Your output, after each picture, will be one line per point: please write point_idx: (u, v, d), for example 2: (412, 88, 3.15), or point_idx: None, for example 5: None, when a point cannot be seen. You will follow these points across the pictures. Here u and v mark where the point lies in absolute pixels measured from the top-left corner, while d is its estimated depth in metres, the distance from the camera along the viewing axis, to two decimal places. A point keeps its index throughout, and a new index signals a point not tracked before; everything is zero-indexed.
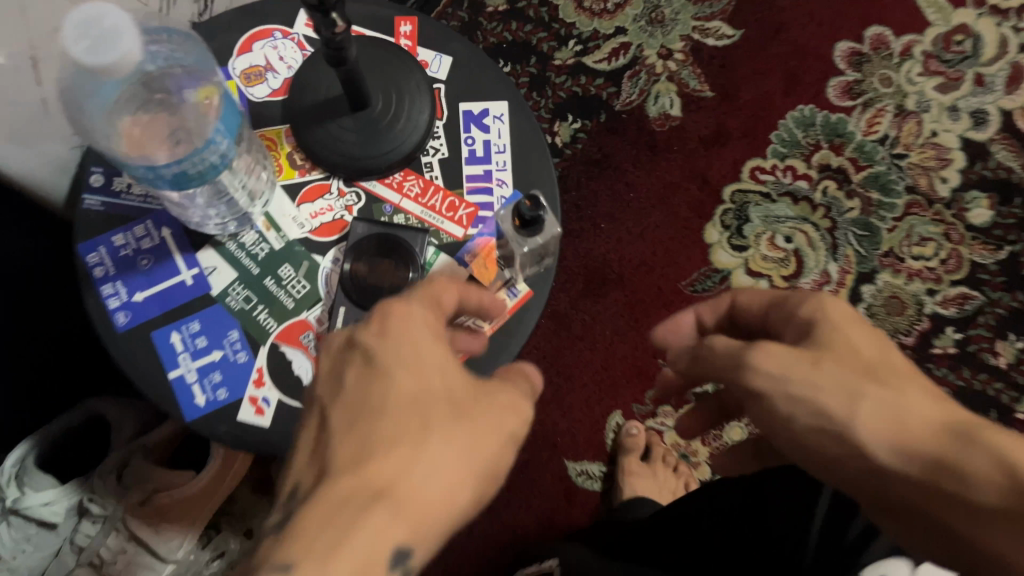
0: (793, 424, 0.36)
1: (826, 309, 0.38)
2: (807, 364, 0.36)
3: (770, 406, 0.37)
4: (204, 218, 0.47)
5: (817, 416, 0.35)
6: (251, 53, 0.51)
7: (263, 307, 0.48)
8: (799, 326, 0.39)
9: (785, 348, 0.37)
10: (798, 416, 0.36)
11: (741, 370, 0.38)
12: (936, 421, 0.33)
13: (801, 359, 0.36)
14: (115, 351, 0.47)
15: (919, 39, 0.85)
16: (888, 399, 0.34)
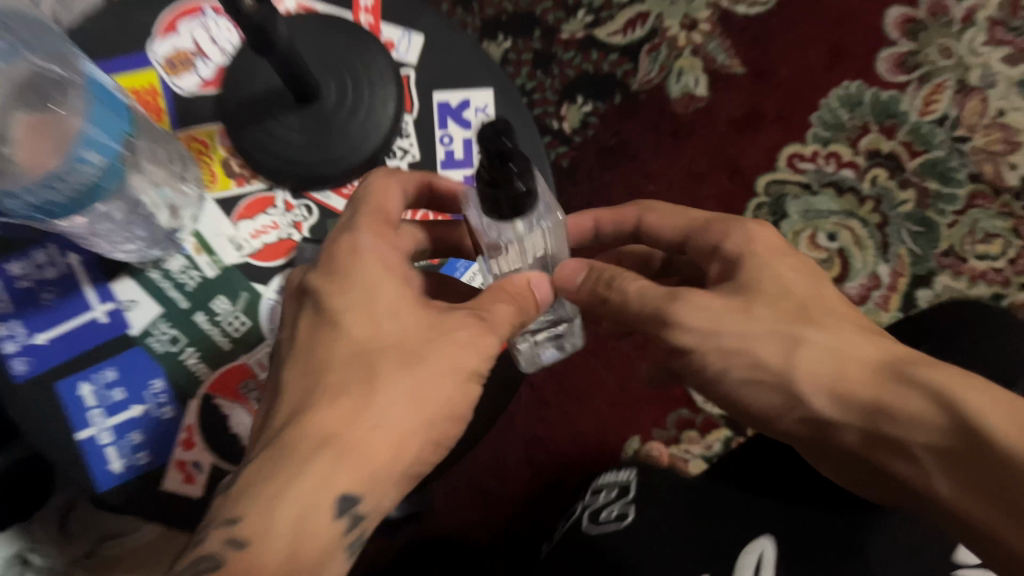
0: (729, 379, 0.33)
1: (727, 242, 0.36)
2: (739, 314, 0.33)
3: (694, 364, 0.34)
4: (116, 240, 0.37)
5: (753, 370, 0.33)
6: (177, 35, 0.41)
7: (194, 351, 0.40)
8: (724, 264, 0.36)
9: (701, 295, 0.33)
10: (732, 369, 0.33)
11: (663, 328, 0.34)
12: (874, 360, 0.31)
13: (724, 309, 0.33)
14: (12, 408, 0.38)
15: (984, 2, 0.73)
16: (826, 347, 0.31)
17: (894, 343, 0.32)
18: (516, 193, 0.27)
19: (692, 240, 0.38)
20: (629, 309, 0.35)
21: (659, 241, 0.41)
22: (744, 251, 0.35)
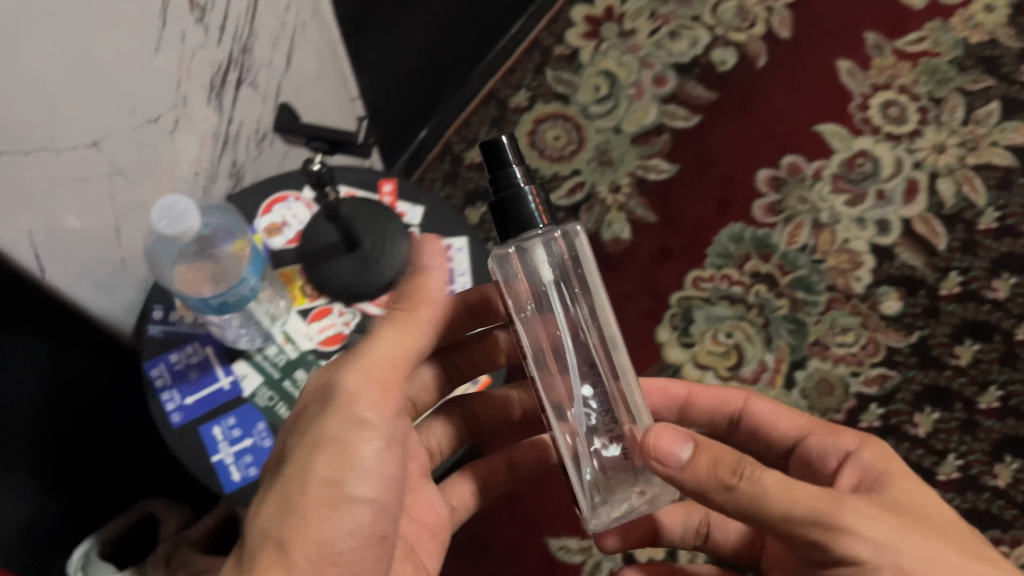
0: None
1: (863, 456, 0.49)
2: (897, 524, 0.42)
3: None
4: (237, 334, 0.62)
5: None
6: (272, 213, 0.67)
7: (283, 403, 0.63)
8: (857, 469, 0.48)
9: (867, 512, 0.41)
10: None
11: (842, 539, 0.40)
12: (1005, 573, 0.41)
13: (895, 526, 0.41)
14: (171, 442, 0.61)
15: (826, 164, 1.02)
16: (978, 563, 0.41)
17: (1000, 556, 0.43)
18: (514, 189, 0.45)
19: (811, 437, 0.53)
20: (778, 509, 0.41)
21: (772, 429, 0.57)
22: (871, 463, 0.48)
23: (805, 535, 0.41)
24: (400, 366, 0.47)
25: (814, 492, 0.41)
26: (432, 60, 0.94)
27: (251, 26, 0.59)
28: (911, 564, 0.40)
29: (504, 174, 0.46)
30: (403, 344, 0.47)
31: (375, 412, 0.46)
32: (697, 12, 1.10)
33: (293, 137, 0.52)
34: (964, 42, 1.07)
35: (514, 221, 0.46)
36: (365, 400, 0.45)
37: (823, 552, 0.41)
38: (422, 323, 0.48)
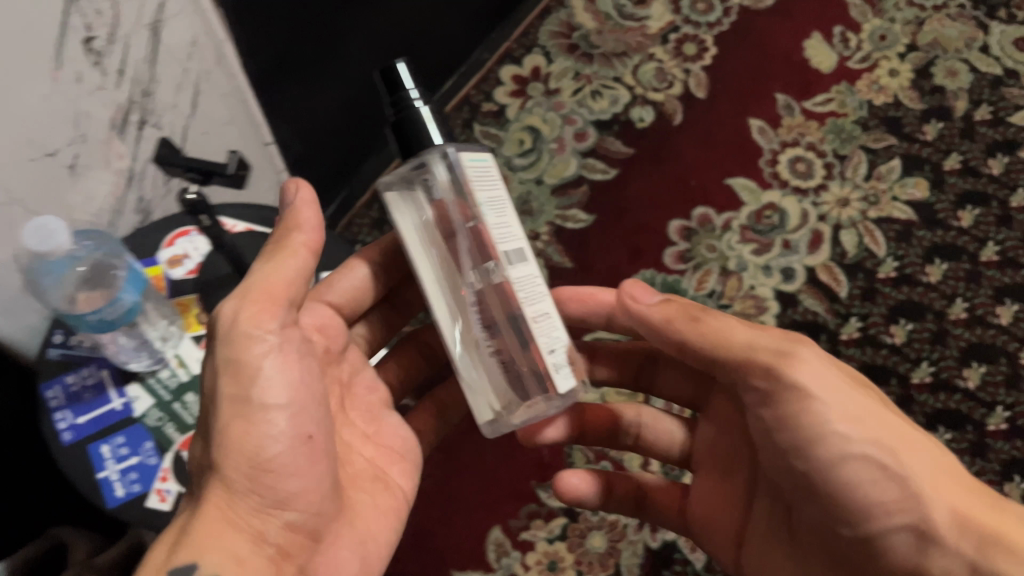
0: (847, 438, 0.48)
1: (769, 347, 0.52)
2: (839, 377, 0.50)
3: (799, 411, 0.50)
4: (128, 356, 0.66)
5: (864, 434, 0.48)
6: (174, 246, 0.72)
7: (171, 424, 0.66)
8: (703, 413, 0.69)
9: (822, 352, 0.52)
10: (856, 433, 0.48)
11: (790, 366, 0.50)
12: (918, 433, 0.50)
13: (845, 380, 0.50)
14: (60, 459, 0.64)
15: (735, 215, 1.07)
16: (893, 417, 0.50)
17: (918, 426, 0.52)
18: (410, 111, 0.50)
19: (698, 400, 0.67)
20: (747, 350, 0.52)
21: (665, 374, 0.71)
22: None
23: (762, 361, 0.51)
24: (286, 288, 0.52)
25: (776, 334, 0.52)
26: (360, 113, 1.00)
27: (151, 71, 0.65)
28: (852, 396, 0.49)
29: (400, 100, 0.50)
30: (279, 270, 0.52)
31: (264, 330, 0.50)
32: (618, 73, 1.17)
33: (170, 168, 0.56)
34: (869, 103, 1.14)
35: (415, 143, 0.50)
36: (248, 315, 0.50)
37: (771, 377, 0.51)
38: (295, 246, 0.54)
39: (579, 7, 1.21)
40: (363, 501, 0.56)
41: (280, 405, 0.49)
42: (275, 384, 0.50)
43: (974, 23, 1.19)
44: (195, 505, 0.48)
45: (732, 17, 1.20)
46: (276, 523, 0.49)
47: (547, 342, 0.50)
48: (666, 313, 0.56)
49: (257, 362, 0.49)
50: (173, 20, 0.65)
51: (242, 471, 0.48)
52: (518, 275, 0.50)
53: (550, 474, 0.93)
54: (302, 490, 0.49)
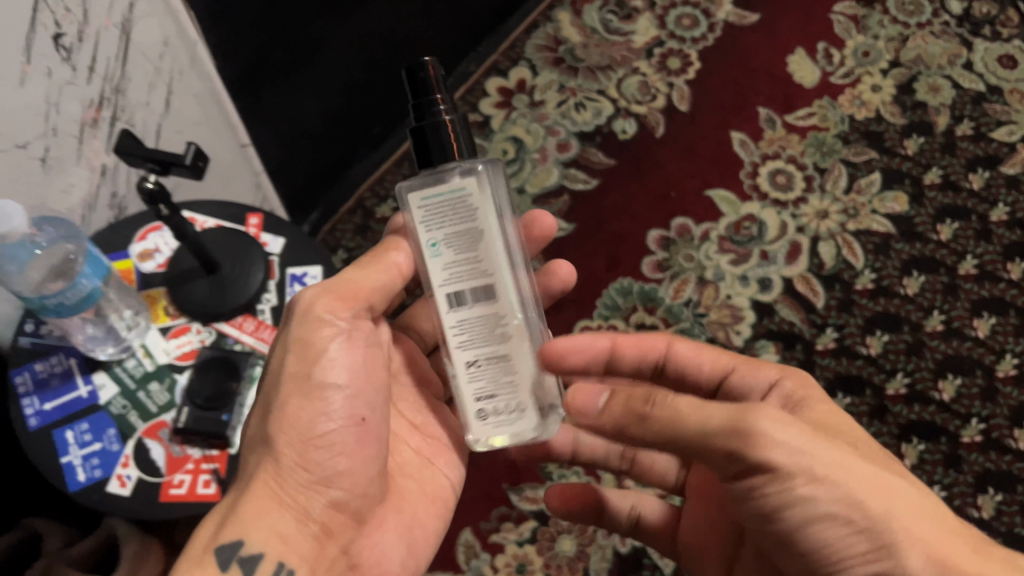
0: (817, 506, 0.47)
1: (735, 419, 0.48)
2: (811, 446, 0.48)
3: (775, 489, 0.48)
4: (95, 343, 0.68)
5: (841, 499, 0.47)
6: (145, 240, 0.73)
7: (135, 411, 0.67)
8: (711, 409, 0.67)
9: (780, 412, 0.49)
10: (826, 501, 0.47)
11: (753, 446, 0.47)
12: (889, 486, 0.48)
13: (807, 445, 0.47)
14: (24, 444, 0.65)
15: (714, 226, 1.08)
16: (865, 473, 0.48)
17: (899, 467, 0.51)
18: (436, 118, 0.53)
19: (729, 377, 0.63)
20: (711, 432, 0.48)
21: None
22: (793, 389, 0.58)
23: (721, 441, 0.48)
24: (366, 290, 0.56)
25: (726, 406, 0.48)
26: (342, 121, 1.02)
27: (122, 69, 0.67)
28: (823, 459, 0.47)
29: (426, 105, 0.54)
30: (367, 277, 0.57)
31: (338, 316, 0.54)
32: (602, 86, 1.19)
33: (130, 159, 0.58)
34: (850, 117, 1.15)
35: (437, 153, 0.54)
36: (322, 305, 0.54)
37: (741, 461, 0.47)
38: (387, 264, 0.58)
39: (566, 22, 1.23)
40: (406, 489, 0.60)
41: (338, 387, 0.53)
42: (335, 367, 0.54)
43: (958, 41, 1.20)
44: (241, 486, 0.53)
45: (717, 32, 1.22)
46: (321, 500, 0.53)
47: (478, 389, 0.52)
48: (617, 418, 0.51)
49: (325, 345, 0.54)
50: (145, 20, 0.67)
51: (293, 454, 0.52)
52: (455, 321, 0.52)
53: (522, 477, 0.94)
54: (347, 470, 0.54)
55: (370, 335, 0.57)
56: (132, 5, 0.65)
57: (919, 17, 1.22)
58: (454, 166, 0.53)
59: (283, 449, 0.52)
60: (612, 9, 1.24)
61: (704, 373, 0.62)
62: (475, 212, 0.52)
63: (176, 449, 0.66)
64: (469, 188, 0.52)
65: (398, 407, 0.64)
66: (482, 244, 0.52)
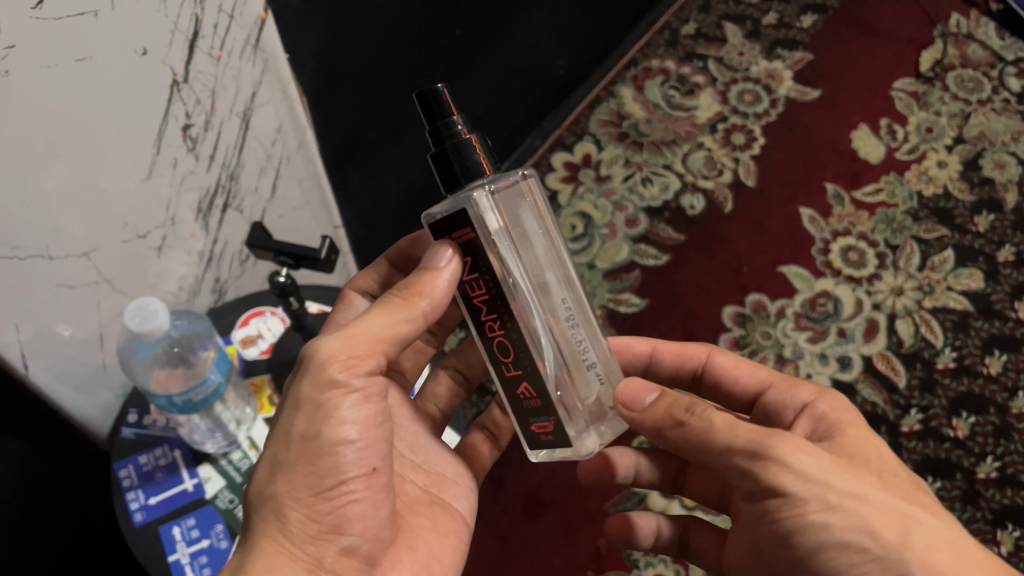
0: (830, 534, 0.44)
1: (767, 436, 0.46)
2: (846, 475, 0.45)
3: (790, 513, 0.45)
4: (204, 436, 0.67)
5: (861, 533, 0.44)
6: (248, 326, 0.75)
7: (242, 506, 0.65)
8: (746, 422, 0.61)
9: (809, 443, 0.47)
10: (839, 531, 0.44)
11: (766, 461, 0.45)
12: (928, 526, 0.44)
13: (831, 466, 0.45)
14: (131, 540, 0.63)
15: (789, 302, 1.07)
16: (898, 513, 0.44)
17: (937, 506, 0.47)
18: (458, 140, 0.48)
19: (770, 390, 0.56)
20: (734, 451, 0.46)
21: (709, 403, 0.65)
22: (826, 410, 0.52)
23: (739, 446, 0.46)
24: (387, 344, 0.50)
25: (757, 429, 0.46)
26: (417, 199, 1.02)
27: (238, 156, 0.66)
28: (839, 488, 0.45)
29: (445, 127, 0.49)
30: (390, 327, 0.50)
31: (351, 374, 0.47)
32: (668, 160, 1.19)
33: (260, 252, 0.58)
34: (919, 194, 1.15)
35: (461, 173, 0.48)
36: (337, 363, 0.47)
37: (754, 481, 0.46)
38: (417, 312, 0.50)
39: (628, 97, 1.25)
40: (421, 526, 0.55)
41: (351, 442, 0.47)
42: (351, 423, 0.47)
43: (1020, 117, 1.21)
44: (249, 545, 0.47)
45: (779, 107, 1.23)
46: (333, 549, 0.47)
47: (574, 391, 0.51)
48: (659, 425, 0.50)
49: (335, 403, 0.47)
50: (263, 108, 0.66)
51: (298, 509, 0.46)
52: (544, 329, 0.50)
53: (607, 564, 0.92)
54: (365, 518, 0.48)
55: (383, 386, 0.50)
56: (253, 94, 0.64)
57: (980, 94, 1.23)
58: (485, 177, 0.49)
59: (291, 506, 0.46)
60: (674, 85, 1.26)
61: (740, 383, 0.60)
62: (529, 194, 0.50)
63: None
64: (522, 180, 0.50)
65: (427, 462, 0.60)
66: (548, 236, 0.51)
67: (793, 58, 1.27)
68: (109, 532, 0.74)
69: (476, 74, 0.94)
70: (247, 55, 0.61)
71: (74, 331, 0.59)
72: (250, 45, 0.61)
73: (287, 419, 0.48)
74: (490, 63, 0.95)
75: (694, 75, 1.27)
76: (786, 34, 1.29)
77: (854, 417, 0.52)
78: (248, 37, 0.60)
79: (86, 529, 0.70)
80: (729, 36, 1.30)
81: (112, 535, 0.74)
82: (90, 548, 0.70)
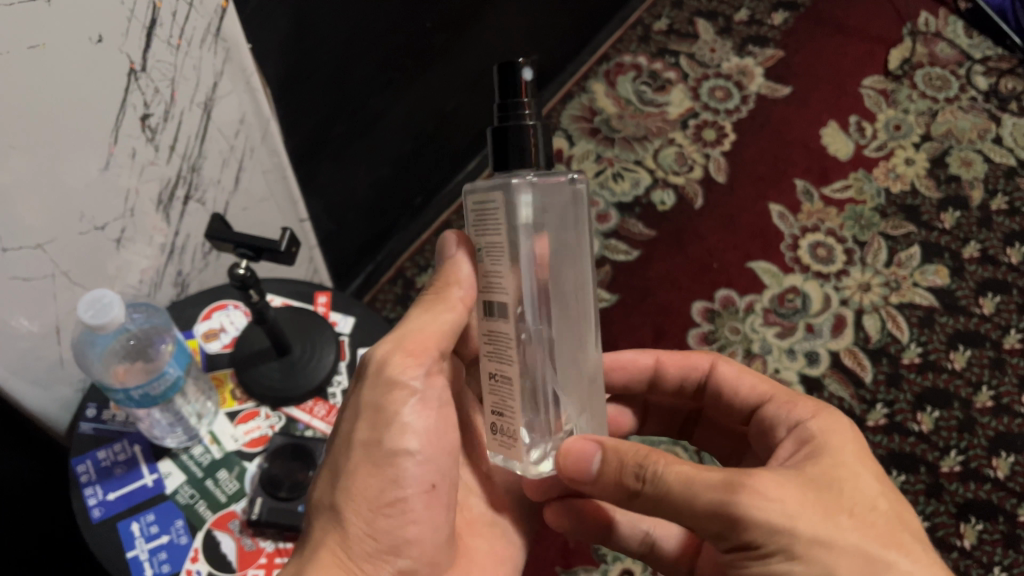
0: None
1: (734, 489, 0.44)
2: (816, 520, 0.43)
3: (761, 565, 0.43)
4: (164, 431, 0.66)
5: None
6: (211, 319, 0.74)
7: (203, 501, 0.65)
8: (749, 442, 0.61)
9: (775, 483, 0.44)
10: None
11: (734, 516, 0.43)
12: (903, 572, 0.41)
13: (800, 512, 0.43)
14: (89, 537, 0.62)
15: (758, 298, 1.08)
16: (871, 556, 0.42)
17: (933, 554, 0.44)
18: (520, 123, 0.46)
19: (770, 407, 0.56)
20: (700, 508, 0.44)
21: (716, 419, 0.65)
22: (814, 434, 0.50)
23: (707, 502, 0.44)
24: (441, 339, 0.52)
25: (716, 482, 0.44)
26: (386, 193, 1.01)
27: (200, 147, 0.65)
28: (804, 534, 0.42)
29: (513, 107, 0.46)
30: (435, 324, 0.52)
31: (412, 376, 0.51)
32: (639, 156, 1.20)
33: (220, 244, 0.57)
34: (886, 190, 1.15)
35: (515, 157, 0.47)
36: (395, 364, 0.51)
37: (725, 540, 0.44)
38: (452, 301, 0.52)
39: (600, 92, 1.25)
40: (476, 549, 0.57)
41: (413, 454, 0.50)
42: (414, 434, 0.50)
43: (986, 116, 1.22)
44: (307, 554, 0.49)
45: (750, 104, 1.24)
46: (390, 570, 0.49)
47: (493, 405, 0.49)
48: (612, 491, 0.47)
49: (398, 407, 0.50)
50: (225, 99, 0.65)
51: (360, 524, 0.48)
52: (483, 330, 0.49)
53: (574, 559, 0.92)
54: (421, 540, 0.50)
55: (443, 394, 0.53)
56: (215, 85, 0.63)
57: (947, 92, 1.24)
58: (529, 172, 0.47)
59: (352, 517, 0.48)
60: (646, 80, 1.26)
61: (740, 395, 0.60)
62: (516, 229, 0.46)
63: (248, 542, 0.63)
64: (518, 199, 0.46)
65: None
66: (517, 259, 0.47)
67: (764, 54, 1.28)
68: (66, 529, 0.73)
69: (447, 70, 0.93)
70: (207, 44, 0.60)
71: (31, 323, 0.58)
72: (211, 34, 0.60)
73: (351, 425, 0.51)
74: (462, 59, 0.95)
75: (666, 71, 1.27)
76: (757, 31, 1.30)
77: (845, 436, 0.51)
78: (208, 26, 0.60)
79: (44, 526, 0.69)
80: (701, 32, 1.31)
81: (70, 532, 0.73)
82: (47, 546, 0.69)
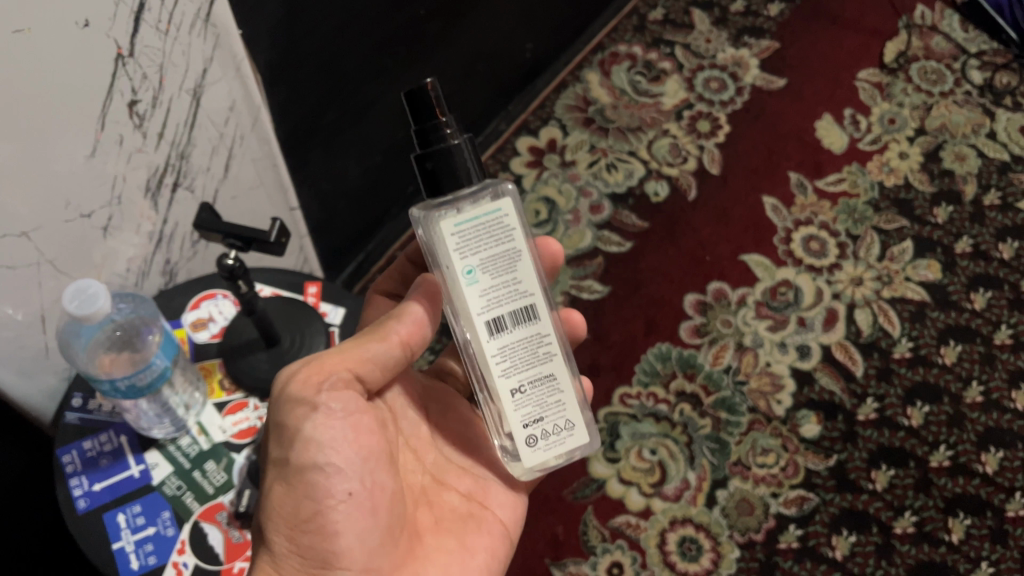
0: None
1: None
2: None
3: None
4: (151, 422, 0.65)
5: None
6: (199, 309, 0.73)
7: (190, 493, 0.64)
8: None
9: None
10: None
11: None
12: None
13: None
14: (74, 528, 0.61)
15: (750, 291, 1.07)
16: None
17: None
18: (447, 143, 0.47)
19: None
20: None
21: None
22: None
23: None
24: (360, 363, 0.51)
25: None
26: (377, 181, 1.00)
27: (189, 134, 0.64)
28: None
29: (433, 129, 0.47)
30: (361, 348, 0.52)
31: (316, 393, 0.49)
32: (633, 147, 1.19)
33: (209, 234, 0.56)
34: (880, 184, 1.15)
35: (447, 178, 0.47)
36: (299, 383, 0.49)
37: None
38: (388, 333, 0.52)
39: (594, 82, 1.24)
40: (440, 547, 0.54)
41: (322, 468, 0.48)
42: (321, 445, 0.48)
43: (980, 110, 1.22)
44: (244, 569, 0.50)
45: (745, 95, 1.23)
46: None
47: (525, 416, 0.48)
48: None
49: (299, 423, 0.48)
50: (215, 86, 0.64)
51: (281, 539, 0.49)
52: (496, 350, 0.47)
53: (564, 552, 0.92)
54: (358, 547, 0.48)
55: (355, 403, 0.50)
56: (204, 72, 0.62)
57: (942, 86, 1.24)
58: (468, 192, 0.48)
59: (281, 540, 0.49)
60: (640, 70, 1.25)
61: None
62: (509, 233, 0.48)
63: (235, 533, 0.62)
64: (506, 208, 0.47)
65: None
66: (525, 264, 0.48)
67: (759, 46, 1.27)
68: (52, 517, 0.72)
69: (441, 57, 0.92)
70: (197, 30, 0.59)
71: (17, 310, 0.57)
72: (200, 19, 0.59)
73: (268, 443, 0.51)
74: (456, 48, 0.94)
75: (661, 61, 1.27)
76: (753, 21, 1.29)
77: None
78: (198, 11, 0.58)
79: (28, 515, 0.68)
80: (696, 23, 1.30)
81: (56, 520, 0.73)
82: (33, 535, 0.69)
